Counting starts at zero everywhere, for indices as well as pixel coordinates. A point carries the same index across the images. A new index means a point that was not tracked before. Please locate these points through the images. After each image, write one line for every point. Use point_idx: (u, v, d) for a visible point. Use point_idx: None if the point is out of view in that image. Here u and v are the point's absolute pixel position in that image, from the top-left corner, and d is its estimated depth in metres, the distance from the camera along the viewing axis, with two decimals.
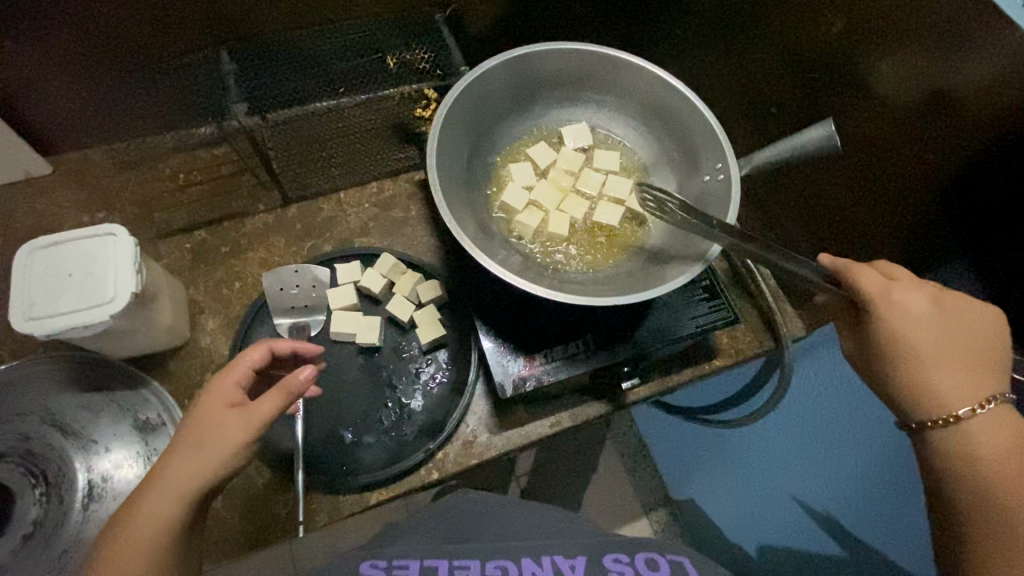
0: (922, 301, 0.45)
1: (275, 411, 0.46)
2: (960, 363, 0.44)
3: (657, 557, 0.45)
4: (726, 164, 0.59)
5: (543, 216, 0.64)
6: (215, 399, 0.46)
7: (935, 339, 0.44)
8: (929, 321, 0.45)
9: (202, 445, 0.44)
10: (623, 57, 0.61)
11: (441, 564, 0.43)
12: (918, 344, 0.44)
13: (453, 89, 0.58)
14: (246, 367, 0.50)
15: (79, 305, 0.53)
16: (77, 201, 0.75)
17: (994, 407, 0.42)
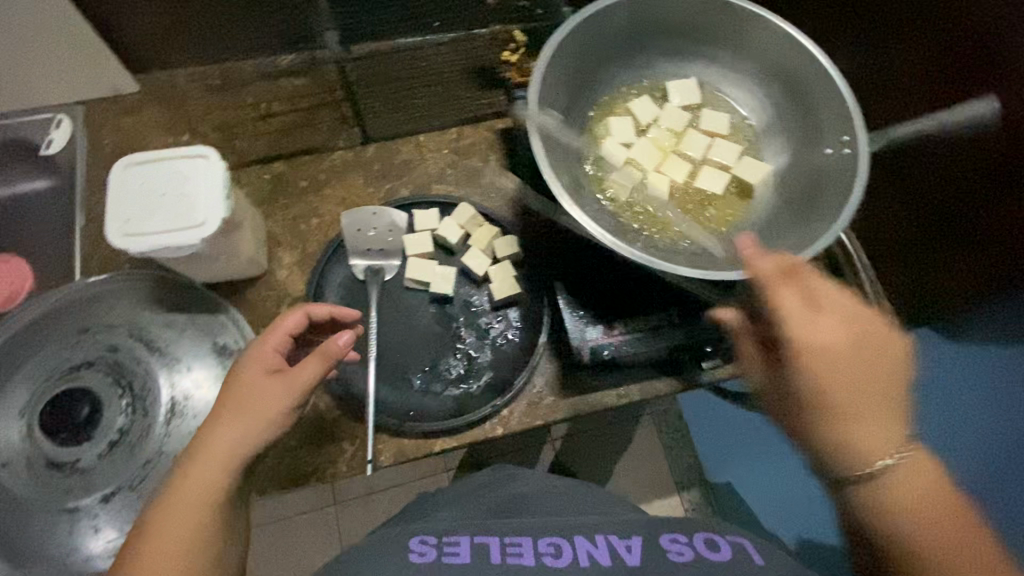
0: (837, 334, 0.41)
1: (315, 377, 0.47)
2: (877, 409, 0.40)
3: (717, 538, 0.43)
4: (854, 138, 0.53)
5: (641, 175, 0.59)
6: (254, 367, 0.46)
7: (850, 381, 0.40)
8: (838, 358, 0.40)
9: (245, 414, 0.44)
10: (752, 9, 0.55)
11: (493, 541, 0.42)
12: (835, 386, 0.40)
13: (560, 30, 0.54)
14: (282, 333, 0.49)
15: (172, 225, 0.53)
16: (161, 121, 0.75)
17: (908, 458, 0.39)
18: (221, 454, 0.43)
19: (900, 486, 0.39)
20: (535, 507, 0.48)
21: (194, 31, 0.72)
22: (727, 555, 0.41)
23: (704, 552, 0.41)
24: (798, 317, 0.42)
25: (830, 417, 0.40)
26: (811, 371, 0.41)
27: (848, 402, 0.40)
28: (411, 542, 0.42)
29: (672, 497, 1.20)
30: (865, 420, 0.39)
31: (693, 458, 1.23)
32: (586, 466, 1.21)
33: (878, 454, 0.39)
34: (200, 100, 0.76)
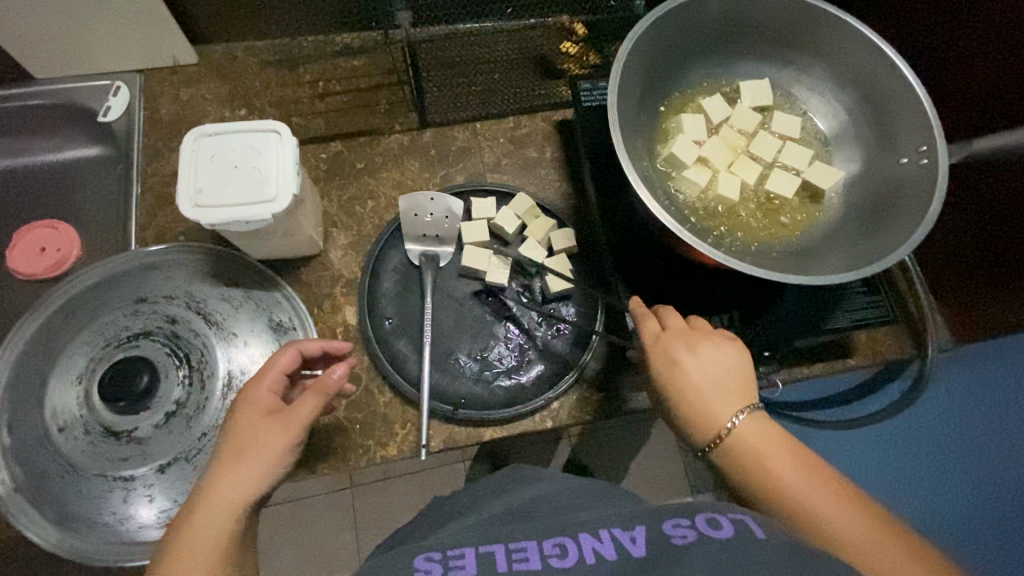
0: (718, 354, 0.46)
1: (312, 414, 0.46)
2: (715, 391, 0.44)
3: (717, 514, 0.35)
4: (934, 148, 0.52)
5: (711, 175, 0.58)
6: (250, 407, 0.46)
7: (701, 378, 0.45)
8: (703, 364, 0.45)
9: (244, 455, 0.43)
10: (837, 15, 0.55)
11: (497, 548, 0.35)
12: (698, 376, 0.45)
13: (644, 20, 0.53)
14: (275, 373, 0.49)
15: (244, 199, 0.53)
16: (219, 94, 0.74)
17: (754, 414, 0.43)
18: (222, 499, 0.41)
19: (749, 442, 0.41)
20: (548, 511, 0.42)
21: (259, 6, 0.72)
22: (730, 533, 0.33)
23: (709, 533, 0.33)
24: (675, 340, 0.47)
25: (686, 399, 0.44)
26: (664, 368, 0.46)
27: (700, 389, 0.44)
28: (413, 560, 0.35)
29: None
30: (711, 397, 0.44)
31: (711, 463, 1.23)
32: (605, 464, 1.20)
33: (719, 420, 0.43)
34: (258, 74, 0.75)
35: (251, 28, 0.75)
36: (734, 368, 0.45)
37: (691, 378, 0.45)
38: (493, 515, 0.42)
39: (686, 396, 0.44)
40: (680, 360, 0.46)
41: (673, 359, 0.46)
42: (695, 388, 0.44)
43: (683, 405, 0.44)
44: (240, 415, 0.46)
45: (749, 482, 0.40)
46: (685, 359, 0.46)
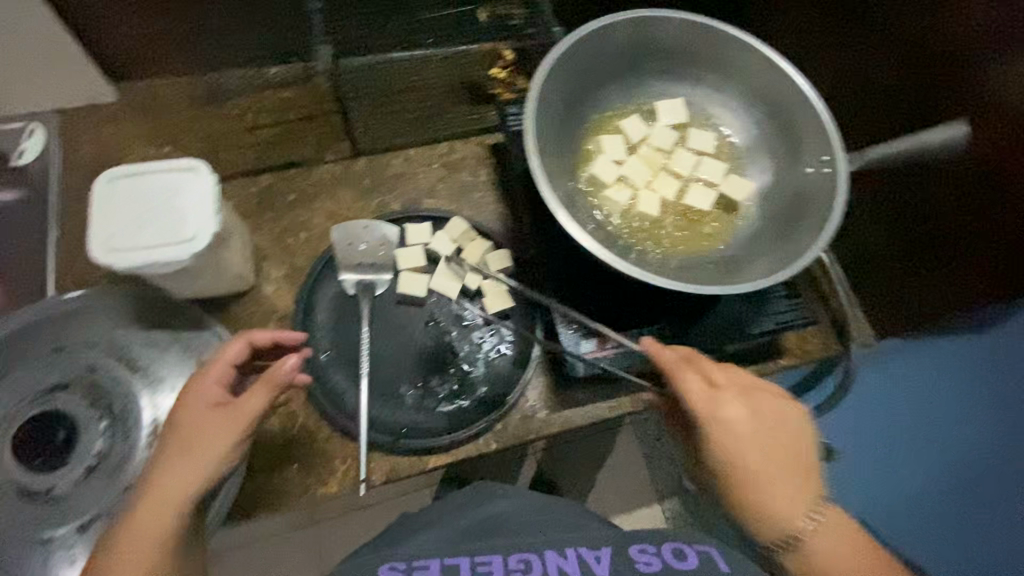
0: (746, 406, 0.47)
1: (258, 410, 0.47)
2: (769, 449, 0.46)
3: (684, 548, 0.43)
4: (834, 158, 0.55)
5: (631, 193, 0.62)
6: (197, 401, 0.47)
7: (756, 432, 0.46)
8: (748, 419, 0.46)
9: (190, 450, 0.45)
10: (737, 35, 0.59)
11: (462, 562, 0.43)
12: (722, 432, 0.46)
13: (556, 49, 0.55)
14: (225, 364, 0.50)
15: (161, 241, 0.51)
16: (142, 131, 0.73)
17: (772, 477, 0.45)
18: (165, 495, 0.43)
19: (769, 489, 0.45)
20: (509, 527, 0.49)
21: (179, 42, 0.71)
22: (693, 565, 0.42)
23: (673, 563, 0.42)
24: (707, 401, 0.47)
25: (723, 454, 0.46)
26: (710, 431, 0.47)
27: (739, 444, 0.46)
28: (379, 569, 0.42)
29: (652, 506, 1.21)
30: (763, 469, 0.45)
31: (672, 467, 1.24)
32: (568, 477, 1.21)
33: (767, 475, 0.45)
34: (182, 110, 0.74)
35: (173, 64, 0.74)
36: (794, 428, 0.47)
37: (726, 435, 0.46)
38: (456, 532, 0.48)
39: (725, 454, 0.46)
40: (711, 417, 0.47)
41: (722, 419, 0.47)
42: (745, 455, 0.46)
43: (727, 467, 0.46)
44: (188, 405, 0.47)
45: (755, 519, 0.45)
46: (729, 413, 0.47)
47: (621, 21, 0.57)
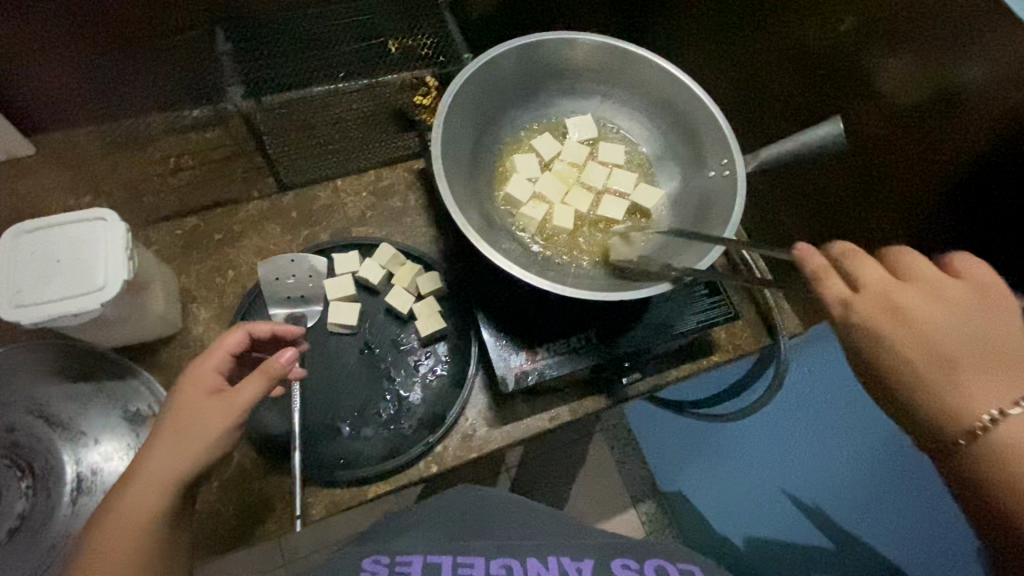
0: (945, 307, 0.33)
1: (254, 396, 0.48)
2: (975, 369, 0.32)
3: (666, 565, 0.43)
4: (732, 160, 0.58)
5: (547, 208, 0.65)
6: (194, 388, 0.47)
7: (953, 352, 0.32)
8: (933, 325, 0.33)
9: (186, 431, 0.45)
10: (634, 50, 0.61)
11: (445, 562, 0.41)
12: (936, 327, 0.33)
13: (460, 76, 0.58)
14: (223, 353, 0.50)
15: (68, 292, 0.51)
16: (61, 183, 0.72)
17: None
18: (154, 478, 0.43)
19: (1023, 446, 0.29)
20: (497, 522, 0.48)
21: (93, 92, 0.71)
22: None
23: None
24: (874, 303, 0.34)
25: (917, 386, 0.33)
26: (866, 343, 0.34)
27: (927, 369, 0.32)
28: (363, 563, 0.41)
29: (628, 512, 1.21)
30: (966, 379, 0.32)
31: (644, 470, 1.25)
32: (541, 491, 1.21)
33: (977, 411, 0.31)
34: (103, 158, 0.74)
35: (93, 114, 0.74)
36: (1004, 318, 0.33)
37: (914, 360, 0.33)
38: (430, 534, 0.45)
39: (908, 372, 0.33)
40: (889, 332, 0.34)
41: (877, 333, 0.34)
42: (936, 378, 0.32)
43: (930, 393, 0.32)
44: (184, 390, 0.48)
45: (990, 468, 0.30)
46: (899, 327, 0.33)
47: (521, 47, 0.61)
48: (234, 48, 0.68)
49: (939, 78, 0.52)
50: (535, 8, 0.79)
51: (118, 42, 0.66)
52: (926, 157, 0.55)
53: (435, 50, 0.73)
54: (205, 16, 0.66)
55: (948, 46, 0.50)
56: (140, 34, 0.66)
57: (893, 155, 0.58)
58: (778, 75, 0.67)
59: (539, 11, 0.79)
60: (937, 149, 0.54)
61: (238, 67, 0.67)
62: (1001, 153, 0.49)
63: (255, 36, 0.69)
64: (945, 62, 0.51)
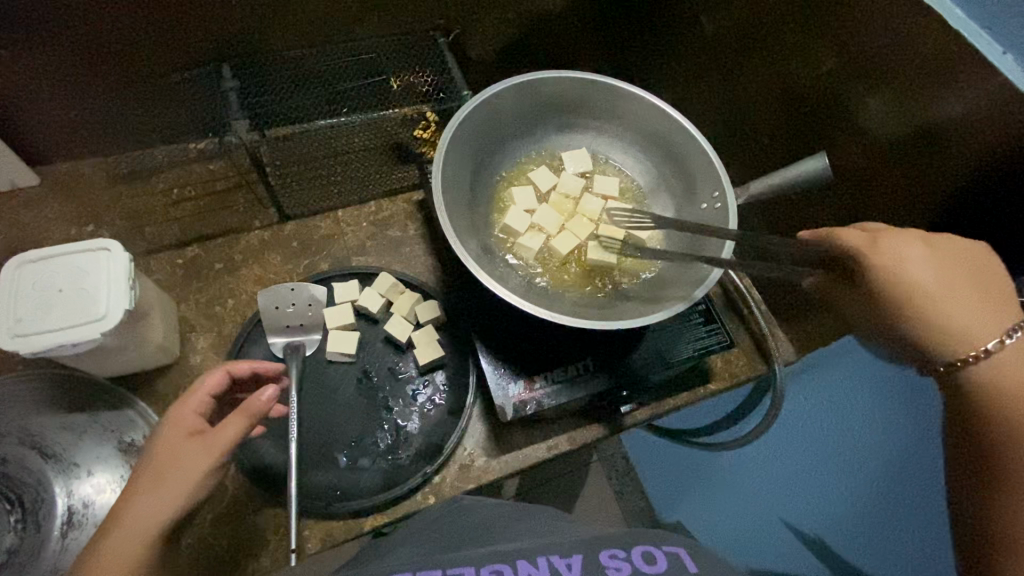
0: (951, 252, 0.45)
1: (234, 435, 0.48)
2: (974, 297, 0.43)
3: (653, 549, 0.42)
4: (723, 193, 0.60)
5: (544, 238, 0.67)
6: (174, 431, 0.48)
7: (953, 279, 0.43)
8: (944, 262, 0.44)
9: (164, 476, 0.45)
10: (626, 88, 0.64)
11: (433, 574, 0.40)
12: (926, 267, 0.44)
13: (461, 111, 0.60)
14: (201, 395, 0.50)
15: (68, 322, 0.52)
16: (65, 213, 0.73)
17: (1022, 335, 0.41)
18: (132, 527, 0.43)
19: (1007, 366, 0.40)
20: (493, 534, 0.47)
21: (99, 125, 0.73)
22: (664, 566, 0.40)
23: (642, 567, 0.40)
24: (903, 241, 0.45)
25: (927, 308, 0.43)
26: (895, 269, 0.45)
27: (940, 296, 0.43)
28: None
29: None
30: (965, 304, 0.43)
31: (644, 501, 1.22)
32: None
33: (976, 338, 0.41)
34: (108, 189, 0.75)
35: (98, 146, 0.75)
36: (992, 266, 0.44)
37: (930, 288, 0.43)
38: (422, 554, 0.44)
39: (919, 296, 0.44)
40: (914, 265, 0.44)
41: (906, 259, 0.44)
42: (941, 300, 0.43)
43: (931, 315, 0.43)
44: (165, 434, 0.48)
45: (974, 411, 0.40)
46: (922, 259, 0.44)
47: (520, 84, 0.63)
48: (240, 84, 0.69)
49: (918, 118, 0.54)
50: (530, 44, 0.82)
51: (128, 77, 0.68)
52: (908, 187, 0.57)
53: (435, 89, 0.74)
54: (211, 54, 0.68)
55: (927, 87, 0.53)
56: (150, 70, 0.68)
57: (875, 190, 0.61)
58: (766, 112, 0.70)
59: (535, 49, 0.83)
60: (912, 187, 0.57)
61: (243, 103, 0.69)
62: (979, 189, 0.52)
63: (260, 74, 0.71)
64: (922, 104, 0.54)
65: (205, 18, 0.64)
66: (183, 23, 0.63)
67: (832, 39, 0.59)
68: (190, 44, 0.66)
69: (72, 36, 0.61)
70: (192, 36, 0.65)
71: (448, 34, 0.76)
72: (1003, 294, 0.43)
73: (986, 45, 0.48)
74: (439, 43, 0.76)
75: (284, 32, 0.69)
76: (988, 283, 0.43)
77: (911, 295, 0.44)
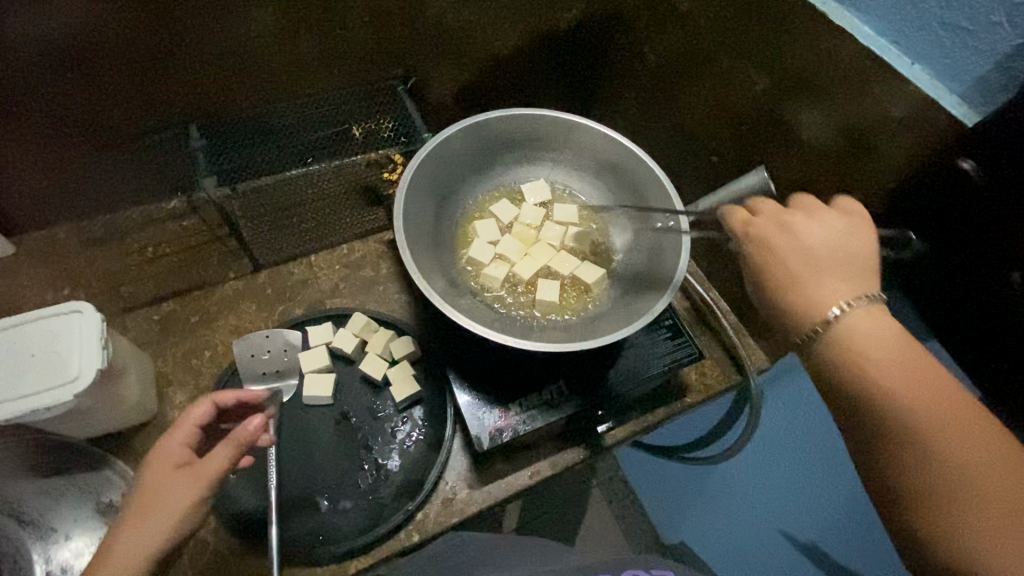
0: (824, 229, 0.45)
1: (224, 466, 0.48)
2: (840, 272, 0.43)
3: None
4: (675, 212, 0.62)
5: (509, 267, 0.70)
6: (161, 463, 0.48)
7: (818, 253, 0.44)
8: (812, 242, 0.45)
9: (152, 511, 0.45)
10: (575, 120, 0.68)
11: None
12: (796, 249, 0.44)
13: (418, 153, 0.63)
14: (190, 426, 0.51)
15: (41, 386, 0.52)
16: (40, 279, 0.75)
17: (868, 300, 0.41)
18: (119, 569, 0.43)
19: (871, 337, 0.39)
20: None
21: (72, 193, 0.75)
22: None
23: None
24: (770, 223, 0.47)
25: (794, 279, 0.44)
26: (761, 250, 0.46)
27: (806, 266, 0.43)
28: None
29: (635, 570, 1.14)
30: (824, 274, 0.43)
31: None
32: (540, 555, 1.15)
33: (823, 307, 0.41)
34: (83, 252, 0.77)
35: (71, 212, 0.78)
36: (864, 241, 0.45)
37: (790, 257, 0.44)
38: None
39: (786, 274, 0.44)
40: (777, 243, 0.45)
41: (772, 238, 0.46)
42: (806, 271, 0.43)
43: (789, 284, 0.44)
44: (152, 467, 0.48)
45: None
46: (788, 240, 0.45)
47: (472, 124, 0.66)
48: (207, 143, 0.72)
49: (850, 129, 0.57)
50: (490, 86, 0.85)
51: (95, 144, 0.70)
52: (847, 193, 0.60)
53: (397, 130, 0.79)
54: (178, 117, 0.71)
55: (850, 98, 0.56)
56: (119, 137, 0.70)
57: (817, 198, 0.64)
58: (712, 131, 0.73)
59: (494, 90, 0.86)
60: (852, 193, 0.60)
61: (208, 159, 0.71)
62: (914, 186, 0.55)
63: (226, 132, 0.74)
64: (852, 115, 0.57)
65: (168, 83, 0.66)
66: (148, 93, 0.66)
67: (761, 60, 0.63)
68: (156, 108, 0.69)
69: (39, 113, 0.63)
70: (159, 100, 0.68)
71: (406, 81, 0.80)
72: (865, 268, 0.43)
73: (894, 57, 0.52)
74: (398, 90, 0.80)
75: (247, 90, 0.71)
76: (849, 258, 0.44)
77: (779, 273, 0.44)
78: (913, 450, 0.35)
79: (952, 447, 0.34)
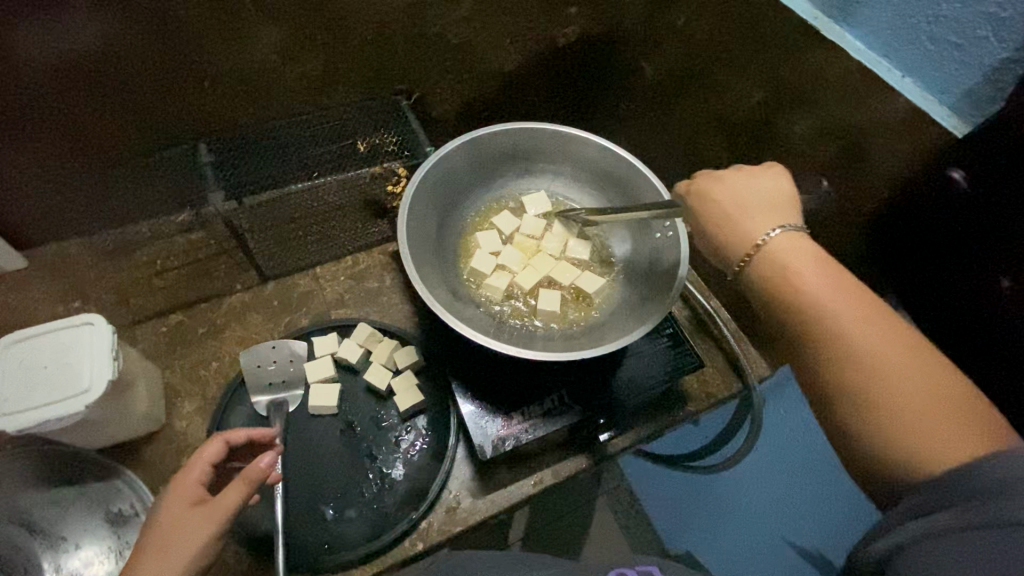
0: (756, 180, 0.48)
1: (236, 503, 0.49)
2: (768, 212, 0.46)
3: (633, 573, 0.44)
4: (674, 224, 0.63)
5: (510, 276, 0.70)
6: (177, 502, 0.49)
7: (752, 198, 0.47)
8: (749, 192, 0.47)
9: (166, 553, 0.46)
10: (574, 133, 0.69)
11: None
12: (733, 196, 0.47)
13: (421, 168, 0.64)
14: (203, 463, 0.51)
15: (53, 398, 0.54)
16: (52, 292, 0.77)
17: (789, 231, 0.43)
18: None
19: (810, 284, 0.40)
20: None
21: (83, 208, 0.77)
22: None
23: None
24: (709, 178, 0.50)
25: (731, 222, 0.46)
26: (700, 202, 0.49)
27: (743, 210, 0.46)
28: None
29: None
30: (751, 213, 0.46)
31: None
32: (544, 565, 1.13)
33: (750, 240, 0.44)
34: (93, 265, 0.79)
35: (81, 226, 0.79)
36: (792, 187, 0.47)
37: (726, 204, 0.47)
38: None
39: (721, 219, 0.47)
40: (716, 194, 0.48)
41: (708, 190, 0.49)
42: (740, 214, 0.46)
43: (723, 227, 0.47)
44: (167, 506, 0.49)
45: None
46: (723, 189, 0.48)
47: (474, 139, 0.68)
48: (216, 158, 0.74)
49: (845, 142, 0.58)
50: (492, 100, 0.87)
51: (107, 162, 0.72)
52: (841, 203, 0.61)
53: (399, 145, 0.80)
54: (187, 135, 0.73)
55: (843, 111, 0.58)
56: (130, 154, 0.72)
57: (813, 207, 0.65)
58: (709, 143, 0.75)
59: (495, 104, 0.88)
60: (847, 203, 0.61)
61: (218, 175, 0.73)
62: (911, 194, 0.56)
63: (234, 149, 0.75)
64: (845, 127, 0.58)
65: (179, 102, 0.68)
66: (160, 112, 0.69)
67: (756, 74, 0.65)
68: (166, 126, 0.71)
69: (54, 133, 0.65)
70: (169, 118, 0.70)
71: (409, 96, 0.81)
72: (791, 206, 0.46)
73: (885, 71, 0.54)
74: (401, 106, 0.81)
75: (255, 108, 0.73)
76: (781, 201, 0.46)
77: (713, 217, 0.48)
78: (877, 418, 0.35)
79: (888, 389, 0.35)
